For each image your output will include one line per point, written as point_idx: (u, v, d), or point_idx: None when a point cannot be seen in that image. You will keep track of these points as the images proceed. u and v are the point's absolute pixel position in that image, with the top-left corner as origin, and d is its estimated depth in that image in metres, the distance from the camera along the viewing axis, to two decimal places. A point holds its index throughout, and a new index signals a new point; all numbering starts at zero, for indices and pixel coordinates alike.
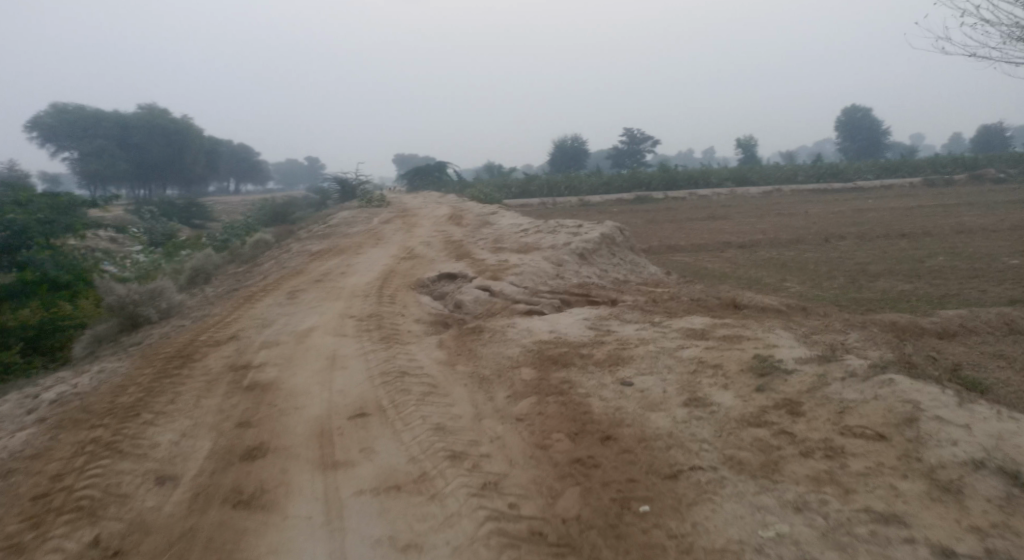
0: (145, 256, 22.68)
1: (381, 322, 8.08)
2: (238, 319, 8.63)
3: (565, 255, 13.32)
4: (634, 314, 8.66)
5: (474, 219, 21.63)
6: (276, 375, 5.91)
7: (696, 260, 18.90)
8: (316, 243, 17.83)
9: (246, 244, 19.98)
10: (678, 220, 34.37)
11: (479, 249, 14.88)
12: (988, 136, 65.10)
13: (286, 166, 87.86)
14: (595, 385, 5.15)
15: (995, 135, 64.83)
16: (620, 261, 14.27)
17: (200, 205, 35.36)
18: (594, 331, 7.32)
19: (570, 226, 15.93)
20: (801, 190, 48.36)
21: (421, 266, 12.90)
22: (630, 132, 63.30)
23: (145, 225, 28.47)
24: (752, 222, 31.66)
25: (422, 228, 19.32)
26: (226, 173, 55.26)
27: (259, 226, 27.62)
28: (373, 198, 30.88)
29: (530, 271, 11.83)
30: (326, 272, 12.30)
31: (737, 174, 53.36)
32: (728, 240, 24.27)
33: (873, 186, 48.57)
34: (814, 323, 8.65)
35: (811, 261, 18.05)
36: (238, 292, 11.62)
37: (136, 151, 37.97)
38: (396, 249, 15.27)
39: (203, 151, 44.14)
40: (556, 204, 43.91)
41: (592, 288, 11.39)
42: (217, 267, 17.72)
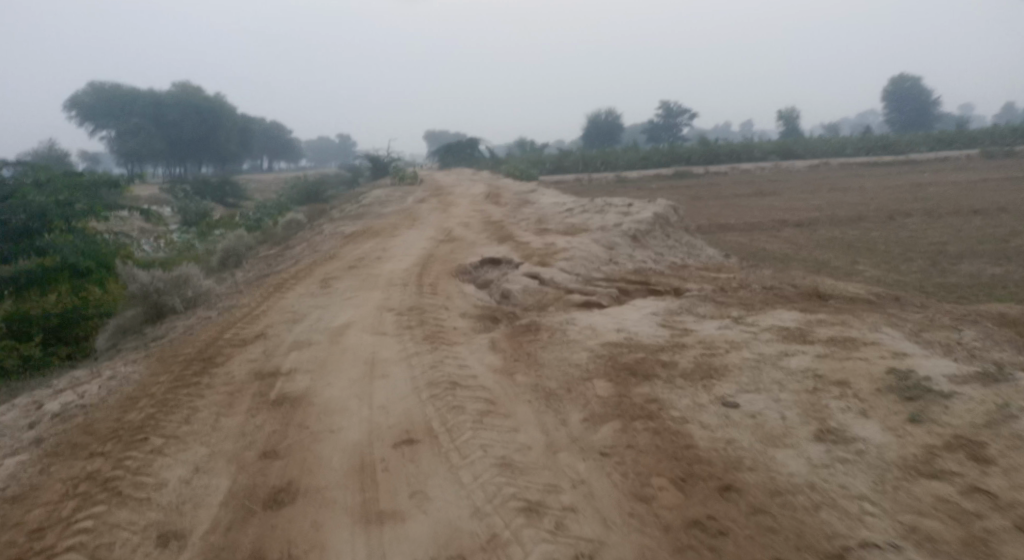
0: (179, 237, 22.35)
1: (425, 318, 7.23)
2: (267, 312, 7.89)
3: (617, 238, 12.31)
4: (707, 307, 7.67)
5: (512, 198, 20.63)
6: (307, 386, 5.10)
7: (751, 240, 17.67)
8: (349, 224, 17.09)
9: (279, 224, 19.40)
10: (722, 196, 32.85)
11: (522, 230, 13.94)
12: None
13: (318, 144, 87.68)
14: (691, 406, 4.21)
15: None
16: (674, 243, 13.20)
17: (234, 184, 35.08)
18: (668, 329, 6.37)
19: (618, 205, 14.87)
20: (849, 164, 46.06)
21: (462, 250, 12.04)
22: (666, 106, 61.30)
23: (179, 205, 28.21)
24: (802, 199, 29.99)
25: (459, 208, 18.41)
26: (260, 152, 55.22)
27: (292, 205, 27.08)
28: (406, 176, 30.12)
29: (580, 256, 10.88)
30: (361, 257, 11.50)
31: (781, 148, 51.18)
32: (780, 218, 22.86)
33: (927, 158, 46.09)
34: (917, 317, 7.55)
35: (879, 242, 16.68)
36: (268, 278, 10.91)
37: (171, 130, 37.84)
38: (433, 231, 14.42)
39: (236, 130, 43.86)
40: (592, 181, 42.65)
41: (649, 275, 10.39)
42: (249, 249, 17.14)
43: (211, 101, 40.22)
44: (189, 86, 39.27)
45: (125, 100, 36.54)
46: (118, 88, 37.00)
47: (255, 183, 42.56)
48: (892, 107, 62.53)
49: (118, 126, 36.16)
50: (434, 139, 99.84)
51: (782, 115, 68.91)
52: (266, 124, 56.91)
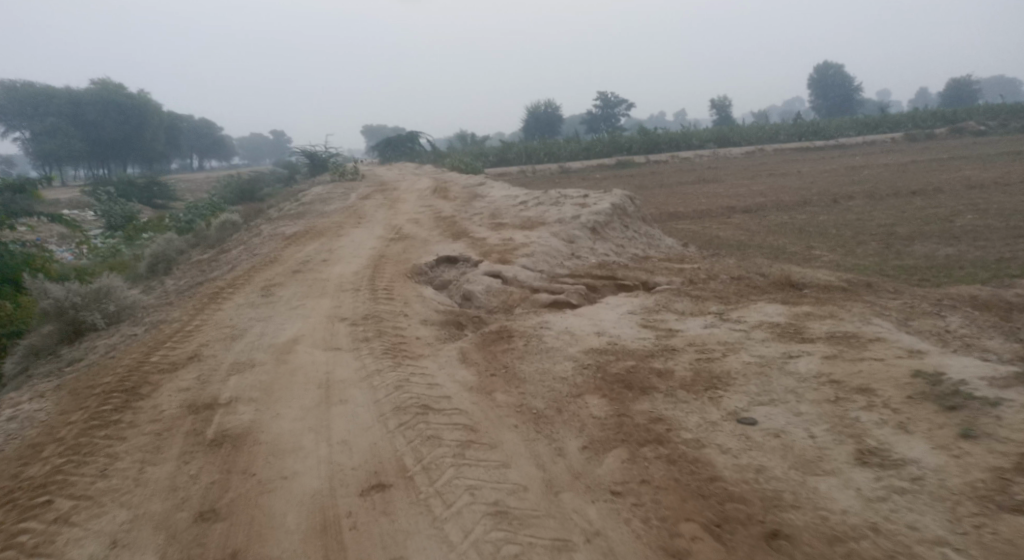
0: (102, 245, 20.70)
1: (382, 328, 6.53)
2: (201, 327, 7.01)
3: (576, 231, 11.82)
4: (683, 302, 7.25)
5: (461, 192, 19.91)
6: (252, 418, 4.36)
7: (704, 228, 17.53)
8: (289, 223, 16.04)
9: (212, 226, 18.12)
10: (667, 184, 32.96)
11: (475, 225, 13.30)
12: (960, 90, 64.60)
13: (251, 140, 84.40)
14: (704, 425, 3.70)
15: (967, 88, 64.42)
16: (634, 234, 12.82)
17: (162, 184, 33.00)
18: (651, 330, 5.87)
19: (574, 196, 14.39)
20: (784, 150, 47.17)
21: (415, 248, 11.32)
22: (605, 96, 61.39)
23: (102, 209, 26.27)
24: (745, 185, 30.34)
25: (406, 204, 17.56)
26: (188, 150, 52.50)
27: (226, 205, 25.60)
28: (347, 171, 28.91)
29: (542, 251, 10.34)
30: (306, 259, 10.63)
31: (719, 135, 51.97)
32: (728, 205, 22.93)
33: (857, 142, 47.61)
34: (897, 303, 7.31)
35: (829, 225, 16.76)
36: (202, 287, 9.93)
37: (91, 129, 35.42)
38: (381, 228, 13.61)
39: (163, 128, 41.40)
40: (536, 172, 42.24)
41: (615, 269, 9.94)
42: (180, 253, 15.89)
43: (134, 98, 37.75)
44: (109, 82, 36.73)
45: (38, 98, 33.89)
46: (30, 85, 34.34)
47: (185, 183, 40.38)
48: (818, 94, 64.59)
49: (31, 126, 33.53)
50: (372, 133, 97.61)
51: (717, 102, 69.97)
52: (194, 121, 54.13)
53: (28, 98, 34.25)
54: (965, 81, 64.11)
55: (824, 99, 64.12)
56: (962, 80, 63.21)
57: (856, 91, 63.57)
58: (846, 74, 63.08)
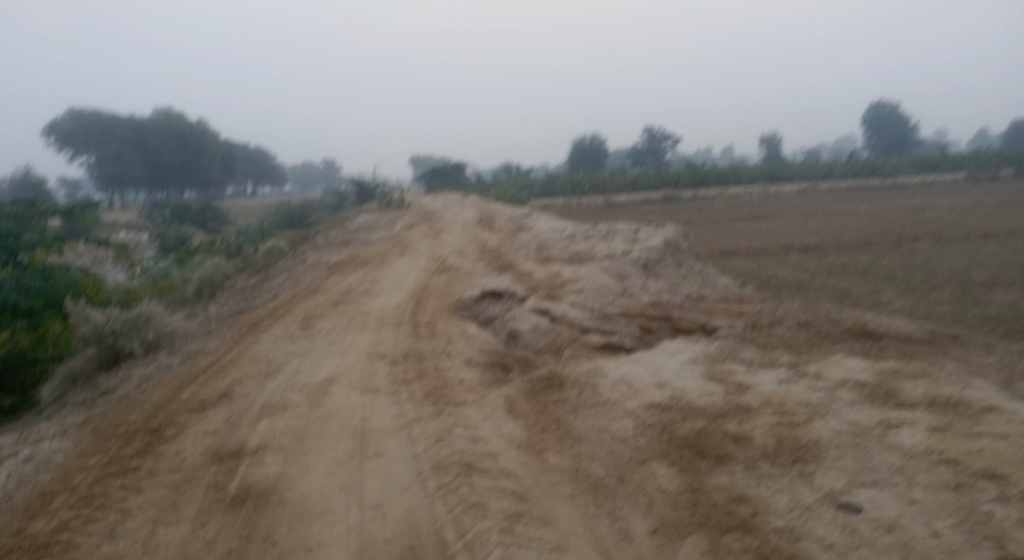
0: (154, 268, 21.11)
1: (424, 368, 6.12)
2: (236, 360, 6.73)
3: (627, 268, 11.31)
4: (750, 351, 6.64)
5: (506, 223, 19.60)
6: (279, 472, 3.97)
7: (759, 267, 16.76)
8: (334, 251, 15.98)
9: (259, 252, 18.23)
10: (716, 220, 32.11)
11: (522, 258, 12.91)
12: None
13: (301, 168, 86.61)
14: (797, 510, 3.14)
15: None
16: (688, 273, 12.22)
17: (215, 209, 33.81)
18: (718, 384, 5.31)
19: (623, 230, 13.90)
20: (837, 187, 45.74)
21: (459, 281, 10.98)
22: (651, 131, 61.04)
23: (157, 232, 26.97)
24: (799, 223, 29.32)
25: (451, 234, 17.32)
26: (242, 177, 54.07)
27: (274, 231, 25.89)
28: (393, 200, 29.08)
29: (592, 288, 9.86)
30: (348, 290, 10.38)
31: (769, 171, 50.88)
32: (782, 243, 22.05)
33: (915, 181, 45.89)
34: (992, 360, 6.56)
35: (895, 269, 15.83)
36: (242, 315, 9.74)
37: (152, 155, 36.65)
38: (425, 259, 13.33)
39: (219, 155, 42.72)
40: (581, 205, 41.89)
41: (669, 310, 9.37)
42: (227, 278, 15.95)
43: (194, 126, 39.08)
44: (171, 112, 38.16)
45: (105, 125, 35.43)
46: (97, 112, 35.82)
47: (238, 209, 41.37)
48: (873, 131, 62.88)
49: (97, 151, 34.99)
50: (419, 163, 99.16)
51: (767, 138, 68.68)
52: (249, 150, 55.84)
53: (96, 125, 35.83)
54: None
55: (879, 136, 62.37)
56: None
57: (912, 129, 61.67)
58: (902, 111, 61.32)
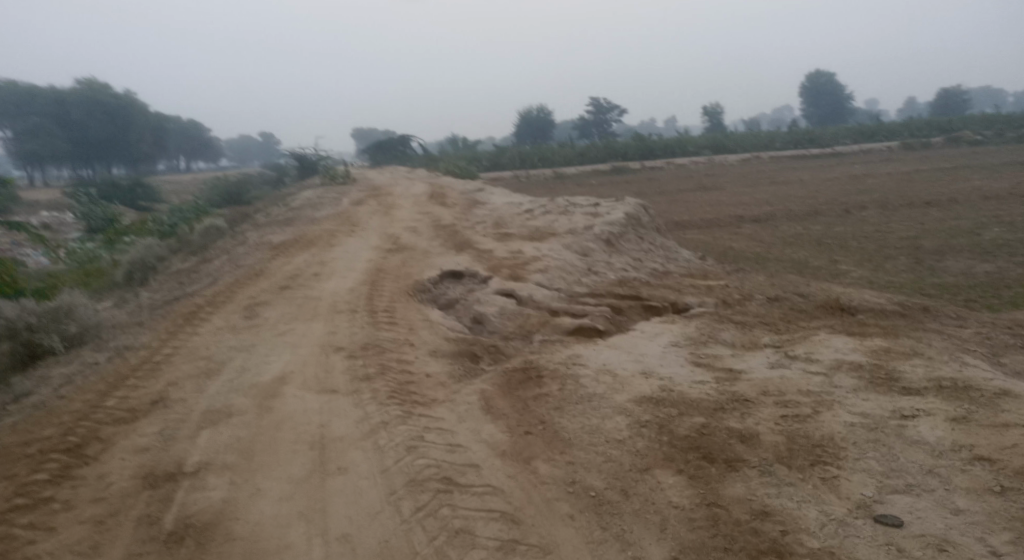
0: (81, 251, 19.65)
1: (385, 362, 5.57)
2: (172, 357, 6.01)
3: (590, 244, 10.92)
4: (730, 331, 6.35)
5: (459, 198, 18.94)
6: (226, 500, 3.40)
7: (715, 238, 16.67)
8: (278, 230, 15.06)
9: (196, 231, 17.08)
10: (666, 191, 32.13)
11: (479, 235, 12.36)
12: (951, 99, 64.32)
13: (239, 142, 83.06)
14: (831, 526, 2.80)
15: (958, 98, 64.10)
16: (651, 247, 11.92)
17: (147, 185, 31.82)
18: (708, 371, 4.96)
19: (582, 205, 13.47)
20: (779, 157, 46.55)
21: (416, 261, 10.37)
22: (598, 102, 60.74)
23: (82, 211, 25.14)
24: (746, 193, 29.58)
25: (402, 211, 16.57)
26: (175, 152, 51.30)
27: (211, 209, 24.48)
28: (337, 174, 27.88)
29: (556, 267, 9.44)
30: (296, 273, 9.65)
31: (714, 142, 51.35)
32: (733, 214, 22.12)
33: (853, 150, 47.05)
34: (970, 332, 6.45)
35: (848, 238, 15.95)
36: (179, 303, 8.91)
37: (75, 129, 34.08)
38: (377, 238, 12.63)
39: (150, 128, 40.22)
40: (530, 178, 41.35)
41: (637, 288, 9.05)
42: (161, 261, 14.85)
43: (120, 97, 36.56)
44: (95, 81, 35.56)
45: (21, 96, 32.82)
46: (10, 83, 33.19)
47: (171, 185, 39.18)
48: (810, 102, 64.16)
49: (14, 125, 32.43)
50: (363, 136, 96.50)
51: (710, 109, 69.19)
52: (181, 123, 52.98)
53: (11, 96, 33.15)
54: (956, 91, 63.97)
55: (815, 106, 63.71)
56: (952, 89, 63.03)
57: (847, 100, 63.21)
58: (837, 81, 62.72)
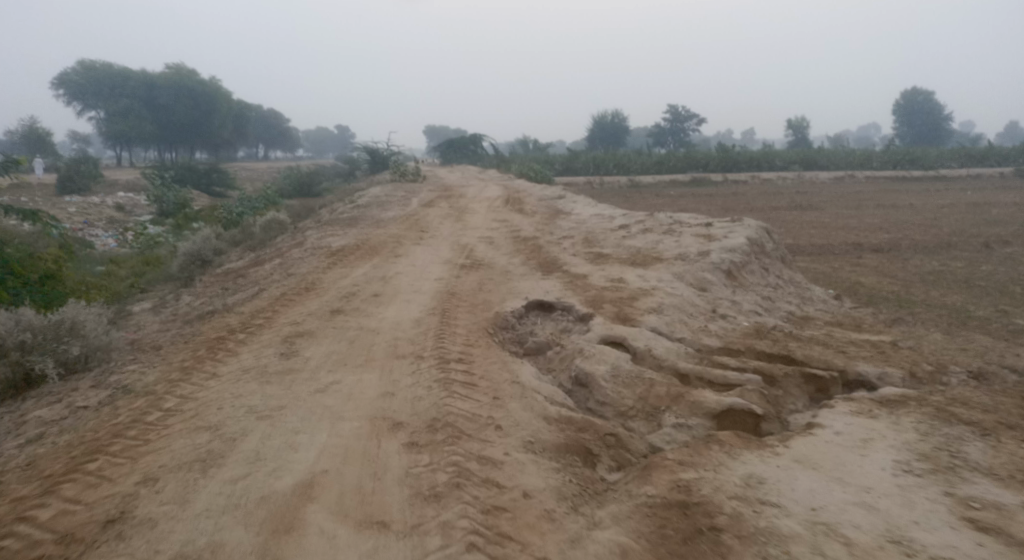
0: (144, 238, 18.92)
1: (464, 461, 3.78)
2: (170, 419, 4.42)
3: (708, 276, 8.92)
4: (973, 440, 4.23)
5: (538, 205, 17.11)
6: None
7: (835, 270, 14.26)
8: (341, 230, 13.69)
9: (258, 224, 15.93)
10: (756, 208, 29.36)
11: (568, 254, 10.51)
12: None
13: (316, 134, 84.06)
14: None
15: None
16: (779, 283, 9.75)
17: (222, 171, 31.37)
18: (1012, 552, 2.91)
19: (691, 225, 11.41)
20: (877, 177, 42.58)
21: (496, 284, 8.63)
22: (675, 109, 57.95)
23: (156, 193, 24.65)
24: (849, 216, 26.60)
25: (476, 216, 14.87)
26: (254, 140, 51.81)
27: (279, 199, 23.60)
28: (408, 171, 26.59)
29: (674, 306, 7.44)
30: (353, 291, 8.01)
31: (804, 157, 47.74)
32: (844, 240, 19.47)
33: (961, 174, 42.72)
34: None
35: (1005, 281, 13.24)
36: (212, 320, 7.47)
37: (163, 113, 34.32)
38: (449, 249, 10.96)
39: (232, 115, 40.25)
40: (604, 185, 39.23)
41: (782, 343, 6.96)
42: (217, 255, 13.69)
43: (206, 84, 36.48)
44: (184, 67, 35.59)
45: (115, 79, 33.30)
46: (108, 66, 33.84)
47: (246, 171, 39.03)
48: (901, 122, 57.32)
49: (107, 106, 32.89)
50: (436, 134, 96.25)
51: (795, 122, 64.87)
52: (262, 112, 53.51)
53: (107, 78, 33.73)
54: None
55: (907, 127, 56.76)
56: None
57: (948, 119, 57.85)
58: (936, 101, 57.77)
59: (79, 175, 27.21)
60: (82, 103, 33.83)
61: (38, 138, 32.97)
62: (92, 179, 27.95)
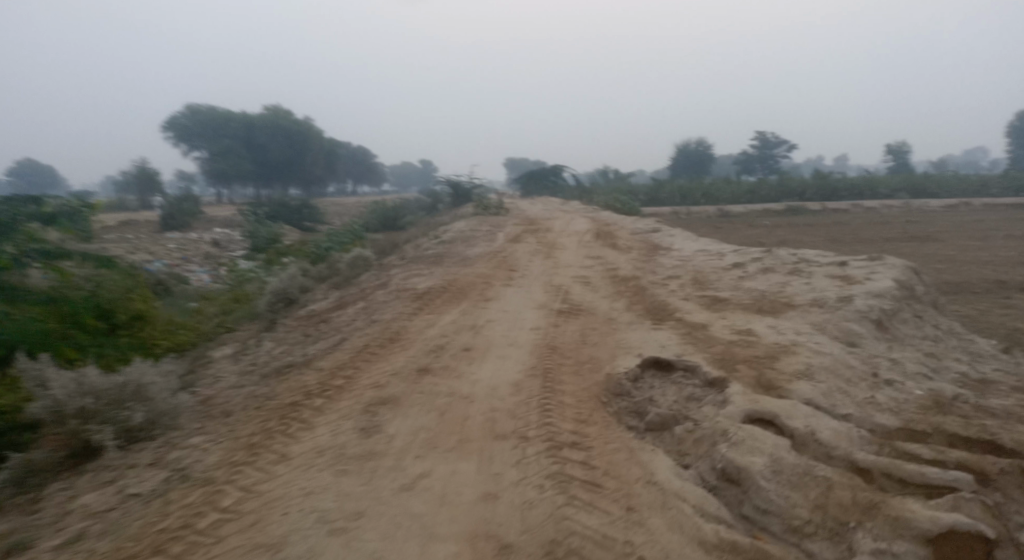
0: (235, 273, 19.06)
1: None
2: (231, 531, 3.68)
3: (856, 328, 7.49)
4: None
5: (632, 241, 15.89)
6: None
7: (986, 313, 12.26)
8: (426, 268, 13.03)
9: (344, 261, 15.56)
10: (865, 239, 26.86)
11: (678, 298, 9.30)
12: None
13: (400, 169, 86.17)
14: None
15: None
16: (939, 335, 8.15)
17: (312, 206, 31.94)
18: None
19: (820, 266, 9.95)
20: (999, 204, 38.61)
21: (602, 336, 7.55)
22: (763, 135, 55.33)
23: (249, 229, 25.17)
24: (976, 247, 23.79)
25: (567, 253, 13.87)
26: (343, 176, 53.34)
27: (365, 233, 23.49)
28: (491, 204, 26.03)
29: (826, 369, 6.09)
30: (441, 344, 7.11)
31: (911, 182, 44.06)
32: (983, 276, 17.08)
33: None
34: None
35: None
36: (290, 376, 6.77)
37: (260, 151, 35.57)
38: (542, 291, 10.00)
39: (323, 152, 41.42)
40: (692, 215, 37.44)
41: (977, 420, 5.48)
42: (303, 293, 13.29)
43: (300, 123, 37.66)
44: (280, 108, 36.94)
45: (218, 120, 35.04)
46: (209, 110, 35.63)
47: (335, 205, 39.83)
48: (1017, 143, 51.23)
49: (210, 146, 34.54)
50: (517, 165, 96.55)
51: (896, 145, 60.43)
52: (351, 148, 55.13)
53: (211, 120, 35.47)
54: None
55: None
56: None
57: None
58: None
59: (181, 212, 28.31)
60: (189, 144, 35.72)
61: (148, 177, 34.65)
62: (193, 216, 29.00)
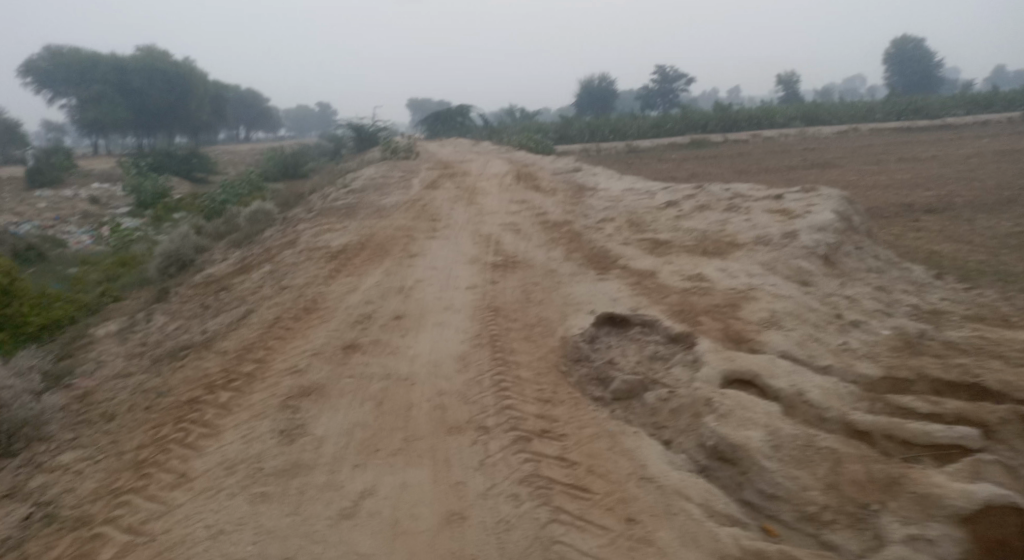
0: (117, 234, 16.89)
1: None
2: None
3: (807, 266, 7.13)
4: None
5: (555, 182, 15.13)
6: None
7: (902, 238, 12.47)
8: (337, 221, 11.82)
9: (243, 216, 13.97)
10: (770, 168, 27.37)
11: (618, 243, 8.71)
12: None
13: (295, 113, 80.88)
14: None
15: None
16: (881, 266, 7.97)
17: (202, 155, 29.07)
18: None
19: (756, 201, 9.59)
20: (884, 129, 40.54)
21: (546, 291, 6.84)
22: (663, 69, 55.44)
23: (131, 183, 22.51)
24: (871, 172, 24.71)
25: (489, 198, 12.99)
26: (234, 122, 49.25)
27: (263, 183, 21.51)
28: (399, 147, 24.47)
29: (793, 315, 5.65)
30: (367, 312, 6.18)
31: (805, 112, 45.50)
32: (888, 200, 17.58)
33: (970, 119, 40.59)
34: None
35: None
36: (186, 363, 5.67)
37: (137, 97, 31.87)
38: (471, 242, 9.14)
39: (210, 96, 37.81)
40: (603, 152, 37.06)
41: (949, 358, 5.21)
42: (200, 253, 11.74)
43: (180, 64, 33.96)
44: (156, 48, 33.10)
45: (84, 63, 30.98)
46: (73, 51, 31.41)
47: (227, 154, 36.66)
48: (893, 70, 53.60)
49: (78, 92, 30.57)
50: (420, 107, 92.99)
51: (788, 76, 62.24)
52: (239, 92, 50.79)
53: (77, 62, 31.31)
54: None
55: (899, 74, 53.17)
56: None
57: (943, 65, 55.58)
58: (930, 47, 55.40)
59: (49, 165, 24.95)
60: (52, 90, 31.49)
61: (6, 128, 30.36)
62: (64, 170, 25.65)
